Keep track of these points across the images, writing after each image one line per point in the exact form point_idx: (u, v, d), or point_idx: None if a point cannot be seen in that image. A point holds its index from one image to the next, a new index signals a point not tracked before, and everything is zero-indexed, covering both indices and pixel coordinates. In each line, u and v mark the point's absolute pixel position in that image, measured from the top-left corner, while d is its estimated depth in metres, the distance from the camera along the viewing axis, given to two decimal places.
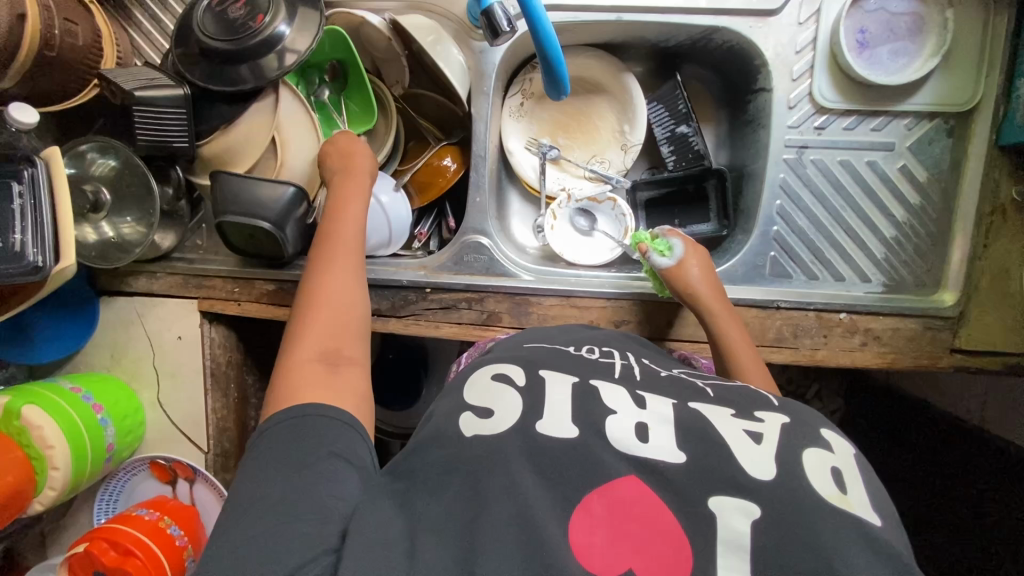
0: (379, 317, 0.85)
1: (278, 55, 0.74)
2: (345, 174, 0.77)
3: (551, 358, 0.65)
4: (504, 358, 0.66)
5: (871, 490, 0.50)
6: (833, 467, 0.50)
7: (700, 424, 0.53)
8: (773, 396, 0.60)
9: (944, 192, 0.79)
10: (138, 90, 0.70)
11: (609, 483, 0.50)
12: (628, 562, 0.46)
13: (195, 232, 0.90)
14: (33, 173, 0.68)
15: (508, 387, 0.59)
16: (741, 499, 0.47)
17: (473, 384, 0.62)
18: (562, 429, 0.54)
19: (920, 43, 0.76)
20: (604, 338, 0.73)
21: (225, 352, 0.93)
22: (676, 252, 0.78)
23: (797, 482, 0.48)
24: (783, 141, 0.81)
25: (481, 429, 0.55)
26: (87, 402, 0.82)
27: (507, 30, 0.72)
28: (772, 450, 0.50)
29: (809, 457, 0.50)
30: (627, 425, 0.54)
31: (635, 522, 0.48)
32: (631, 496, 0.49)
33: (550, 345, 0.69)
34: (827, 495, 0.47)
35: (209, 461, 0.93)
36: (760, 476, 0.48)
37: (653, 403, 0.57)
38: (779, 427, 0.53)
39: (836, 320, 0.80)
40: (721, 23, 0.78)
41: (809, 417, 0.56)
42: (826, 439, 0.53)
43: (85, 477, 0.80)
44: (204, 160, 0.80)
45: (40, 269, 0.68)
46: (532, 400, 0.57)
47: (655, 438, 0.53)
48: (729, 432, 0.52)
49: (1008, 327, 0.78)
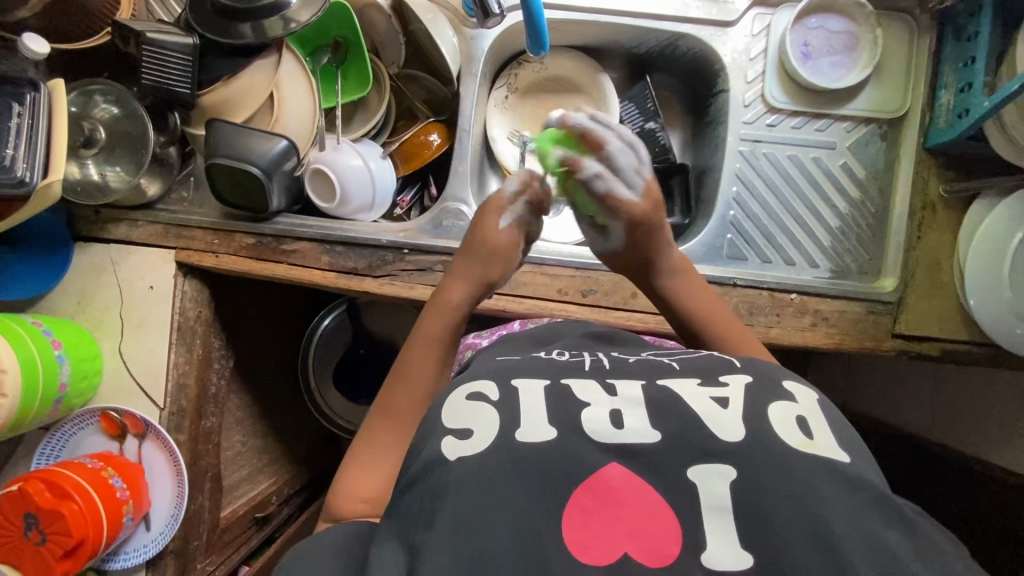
0: (354, 276, 0.88)
1: (282, 20, 0.81)
2: (485, 270, 0.72)
3: (522, 362, 0.58)
4: (471, 374, 0.57)
5: (834, 427, 0.51)
6: (797, 416, 0.50)
7: (670, 399, 0.51)
8: (737, 359, 0.58)
9: (882, 189, 0.88)
10: (150, 32, 0.76)
11: (595, 476, 0.47)
12: (624, 546, 0.44)
13: (182, 184, 0.92)
14: (35, 97, 0.72)
15: (483, 404, 0.52)
16: (716, 464, 0.46)
17: (448, 405, 0.53)
18: (538, 432, 0.49)
19: (854, 58, 0.88)
20: (569, 343, 0.66)
21: (195, 307, 0.93)
22: (613, 233, 0.73)
23: (756, 428, 0.48)
24: (739, 135, 0.89)
25: (463, 452, 0.49)
26: (47, 336, 0.80)
27: (497, 12, 0.81)
28: (739, 413, 0.49)
29: (775, 410, 0.50)
30: (602, 416, 0.50)
31: (625, 507, 0.46)
32: (619, 482, 0.47)
33: (521, 355, 0.62)
34: (795, 444, 0.47)
35: (164, 419, 0.90)
36: (729, 438, 0.47)
37: (625, 387, 0.53)
38: (743, 389, 0.52)
39: (787, 300, 0.85)
40: (685, 30, 0.89)
41: (771, 371, 0.55)
42: (789, 390, 0.53)
43: (30, 415, 0.77)
44: (202, 110, 0.85)
45: (25, 183, 0.70)
46: (510, 413, 0.51)
47: (630, 422, 0.49)
48: (699, 402, 0.50)
49: (942, 315, 0.84)
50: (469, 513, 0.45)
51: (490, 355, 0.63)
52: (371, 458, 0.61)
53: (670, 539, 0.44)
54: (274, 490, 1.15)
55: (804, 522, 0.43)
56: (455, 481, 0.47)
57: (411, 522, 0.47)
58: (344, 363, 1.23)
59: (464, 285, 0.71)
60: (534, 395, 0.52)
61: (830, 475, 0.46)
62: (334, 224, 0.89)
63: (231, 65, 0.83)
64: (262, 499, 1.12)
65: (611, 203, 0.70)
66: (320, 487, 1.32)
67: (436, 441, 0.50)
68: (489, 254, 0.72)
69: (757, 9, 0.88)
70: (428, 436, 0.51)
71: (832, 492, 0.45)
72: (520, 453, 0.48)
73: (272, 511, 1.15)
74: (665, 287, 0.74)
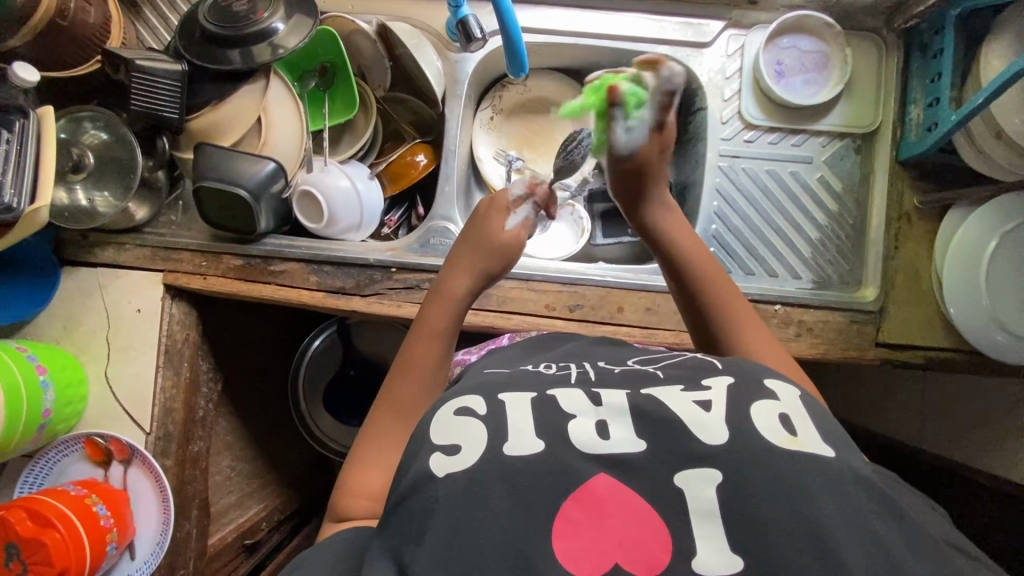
0: (343, 295, 0.88)
1: (270, 46, 0.83)
2: (485, 257, 0.74)
3: (510, 375, 0.58)
4: (460, 387, 0.58)
5: (820, 423, 0.50)
6: (781, 414, 0.50)
7: (653, 405, 0.51)
8: (717, 360, 0.58)
9: (858, 201, 0.90)
10: (138, 59, 0.77)
11: (584, 487, 0.47)
12: (615, 557, 0.44)
13: (171, 208, 0.92)
14: (24, 124, 0.73)
15: (472, 419, 0.52)
16: (702, 467, 0.46)
17: (437, 420, 0.54)
18: (525, 445, 0.49)
19: (826, 76, 0.91)
20: (561, 353, 0.66)
21: (183, 330, 0.92)
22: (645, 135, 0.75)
23: (744, 435, 0.47)
24: (718, 151, 0.91)
25: (451, 467, 0.49)
26: (31, 362, 0.80)
27: (479, 37, 0.83)
28: (722, 414, 0.49)
29: (757, 408, 0.50)
30: (588, 427, 0.50)
31: (613, 518, 0.45)
32: (607, 494, 0.46)
33: (509, 367, 0.62)
34: (778, 441, 0.47)
35: (150, 444, 0.89)
36: (712, 441, 0.47)
37: (608, 396, 0.53)
38: (726, 390, 0.52)
39: (772, 312, 0.86)
40: (662, 51, 0.92)
41: (750, 370, 0.55)
42: (770, 389, 0.53)
43: (14, 442, 0.76)
44: (191, 134, 0.86)
45: (11, 209, 0.71)
46: (497, 427, 0.51)
47: (616, 433, 0.49)
48: (681, 405, 0.50)
49: (922, 323, 0.85)
50: (459, 528, 0.45)
51: (478, 367, 0.63)
52: (376, 452, 0.61)
53: (660, 546, 0.44)
54: (264, 516, 1.13)
55: (794, 527, 0.43)
56: (441, 489, 0.47)
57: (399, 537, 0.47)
58: (335, 384, 1.22)
59: (466, 274, 0.72)
60: (518, 406, 0.53)
61: (818, 473, 0.45)
62: (323, 245, 0.90)
63: (219, 90, 0.84)
64: (251, 525, 1.09)
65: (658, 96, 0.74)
66: (310, 512, 1.29)
67: (425, 457, 0.50)
68: (489, 240, 0.74)
69: (731, 31, 0.91)
70: (417, 451, 0.51)
71: (825, 496, 0.44)
72: (502, 460, 0.48)
73: (262, 538, 1.12)
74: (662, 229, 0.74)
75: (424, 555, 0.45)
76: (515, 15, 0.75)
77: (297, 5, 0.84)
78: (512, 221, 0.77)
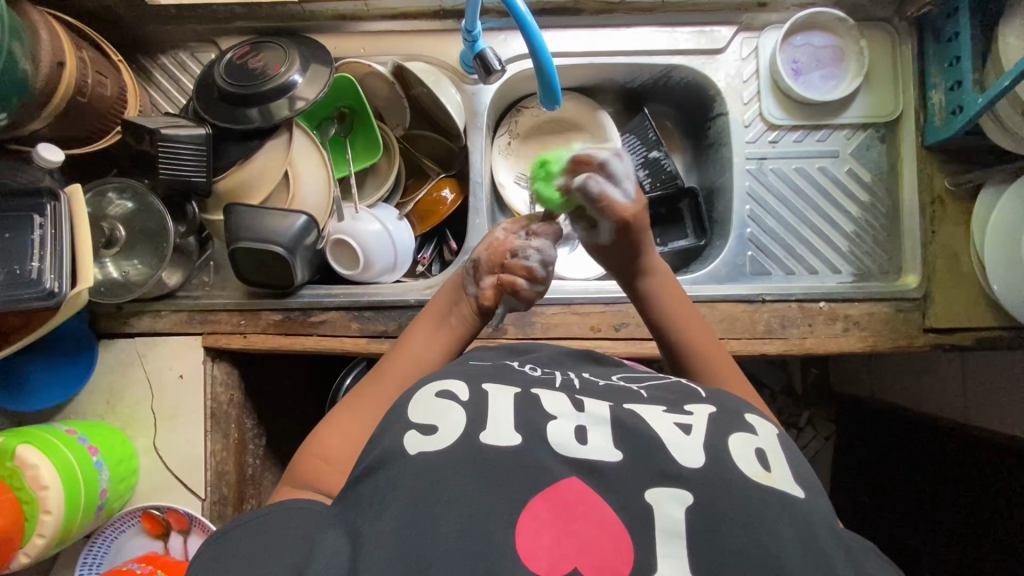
0: (386, 339, 0.87)
1: (289, 100, 0.82)
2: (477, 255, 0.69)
3: (494, 366, 0.58)
4: (444, 371, 0.56)
5: (792, 463, 0.50)
6: (756, 449, 0.49)
7: (633, 419, 0.50)
8: (699, 388, 0.58)
9: (889, 189, 0.91)
10: (164, 128, 0.77)
11: (553, 487, 0.45)
12: (574, 561, 0.42)
13: (202, 270, 0.92)
14: (56, 207, 0.71)
15: (453, 403, 0.51)
16: (673, 488, 0.45)
17: (416, 399, 0.53)
18: (503, 436, 0.48)
19: (844, 69, 0.91)
20: (541, 356, 0.64)
21: (226, 391, 0.91)
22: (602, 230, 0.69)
23: (725, 466, 0.46)
24: (744, 154, 0.92)
25: (425, 446, 0.48)
26: (83, 444, 0.78)
27: (498, 68, 0.82)
28: (701, 441, 0.49)
29: (734, 441, 0.49)
30: (567, 429, 0.49)
31: (580, 522, 0.44)
32: (576, 498, 0.45)
33: (494, 360, 0.61)
34: (753, 474, 0.46)
35: (207, 510, 0.87)
36: (688, 464, 0.46)
37: (592, 404, 0.52)
38: (706, 420, 0.51)
39: (817, 309, 0.86)
40: (676, 61, 0.92)
41: (733, 405, 0.55)
42: (750, 423, 0.52)
43: (76, 527, 0.75)
44: (219, 196, 0.86)
45: (55, 294, 0.69)
46: (476, 413, 0.50)
47: (594, 440, 0.48)
48: (661, 426, 0.49)
49: (969, 305, 0.85)
50: None
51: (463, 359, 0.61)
52: (346, 420, 0.59)
53: (620, 558, 0.42)
54: None
55: (758, 551, 0.42)
56: (385, 511, 0.44)
57: (359, 514, 0.45)
58: None
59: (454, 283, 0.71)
60: (501, 397, 0.52)
61: (782, 507, 0.45)
62: (361, 289, 0.89)
63: (245, 148, 0.84)
64: None
65: (603, 204, 0.66)
66: None
67: (397, 433, 0.49)
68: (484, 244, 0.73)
69: (743, 34, 0.92)
70: (388, 427, 0.50)
71: (792, 529, 0.43)
72: None
73: None
74: (650, 300, 0.72)
75: (377, 545, 0.42)
76: (540, 36, 0.74)
77: (313, 56, 0.84)
78: (495, 229, 0.70)
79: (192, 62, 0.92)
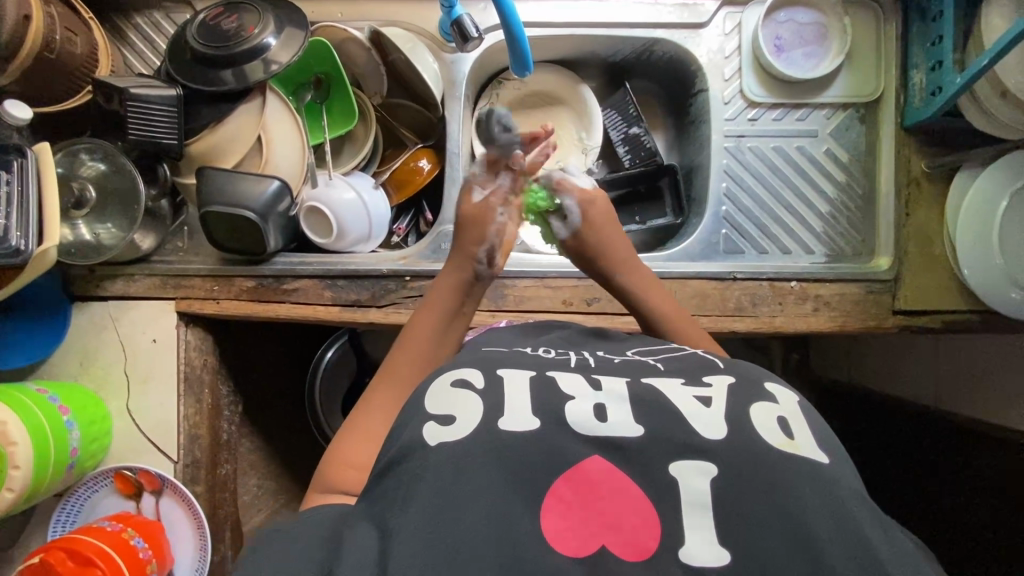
0: (359, 308, 0.87)
1: (263, 63, 0.81)
2: (464, 242, 0.72)
3: (506, 352, 0.58)
4: (458, 361, 0.57)
5: (814, 426, 0.50)
6: (777, 416, 0.49)
7: (654, 396, 0.50)
8: (720, 360, 0.58)
9: (865, 170, 0.90)
10: (133, 87, 0.76)
11: (576, 468, 0.46)
12: (602, 539, 0.43)
13: (176, 235, 0.91)
14: (22, 163, 0.71)
15: (470, 392, 0.51)
16: (697, 460, 0.46)
17: (432, 391, 0.53)
18: (520, 422, 0.48)
19: (826, 48, 0.90)
20: (557, 338, 0.64)
21: (201, 355, 0.91)
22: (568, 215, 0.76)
23: (748, 436, 0.47)
24: (723, 132, 0.91)
25: (444, 436, 0.48)
26: (53, 402, 0.79)
27: (476, 36, 0.81)
28: (721, 411, 0.49)
29: (756, 411, 0.50)
30: (585, 408, 0.49)
31: (605, 500, 0.45)
32: (600, 476, 0.46)
33: (509, 347, 0.61)
34: (777, 443, 0.47)
35: (178, 471, 0.88)
36: (712, 436, 0.47)
37: (609, 382, 0.52)
38: (726, 389, 0.52)
39: (788, 288, 0.86)
40: (659, 35, 0.91)
41: (753, 373, 0.55)
42: (770, 392, 0.52)
43: (45, 484, 0.75)
44: (191, 159, 0.85)
45: (21, 252, 0.69)
46: (495, 400, 0.50)
47: (615, 416, 0.49)
48: (683, 400, 0.50)
49: (939, 289, 0.85)
50: None
51: (477, 344, 0.62)
52: (366, 421, 0.59)
53: (648, 533, 0.43)
54: None
55: (786, 526, 0.43)
56: (411, 501, 0.44)
57: (387, 508, 0.45)
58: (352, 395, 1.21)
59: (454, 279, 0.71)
60: (517, 382, 0.52)
61: (806, 474, 0.45)
62: (333, 259, 0.89)
63: (216, 111, 0.83)
64: None
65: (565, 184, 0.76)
66: None
67: (416, 427, 0.49)
68: (467, 224, 0.72)
69: (727, 9, 0.90)
70: (407, 421, 0.50)
71: (821, 499, 0.44)
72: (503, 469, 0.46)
73: None
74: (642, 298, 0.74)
75: (411, 518, 0.43)
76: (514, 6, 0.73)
77: (288, 19, 0.83)
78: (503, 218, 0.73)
79: (168, 23, 0.91)
